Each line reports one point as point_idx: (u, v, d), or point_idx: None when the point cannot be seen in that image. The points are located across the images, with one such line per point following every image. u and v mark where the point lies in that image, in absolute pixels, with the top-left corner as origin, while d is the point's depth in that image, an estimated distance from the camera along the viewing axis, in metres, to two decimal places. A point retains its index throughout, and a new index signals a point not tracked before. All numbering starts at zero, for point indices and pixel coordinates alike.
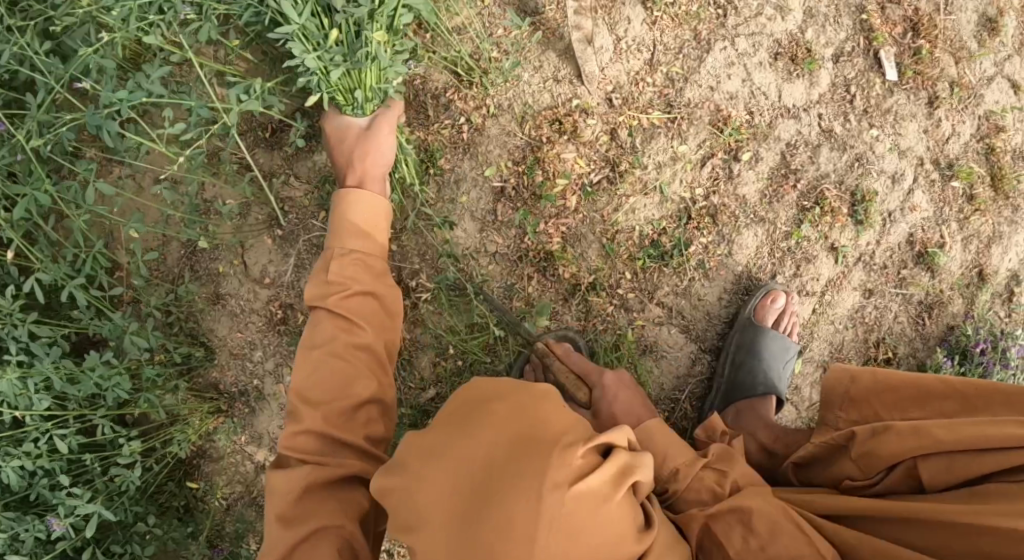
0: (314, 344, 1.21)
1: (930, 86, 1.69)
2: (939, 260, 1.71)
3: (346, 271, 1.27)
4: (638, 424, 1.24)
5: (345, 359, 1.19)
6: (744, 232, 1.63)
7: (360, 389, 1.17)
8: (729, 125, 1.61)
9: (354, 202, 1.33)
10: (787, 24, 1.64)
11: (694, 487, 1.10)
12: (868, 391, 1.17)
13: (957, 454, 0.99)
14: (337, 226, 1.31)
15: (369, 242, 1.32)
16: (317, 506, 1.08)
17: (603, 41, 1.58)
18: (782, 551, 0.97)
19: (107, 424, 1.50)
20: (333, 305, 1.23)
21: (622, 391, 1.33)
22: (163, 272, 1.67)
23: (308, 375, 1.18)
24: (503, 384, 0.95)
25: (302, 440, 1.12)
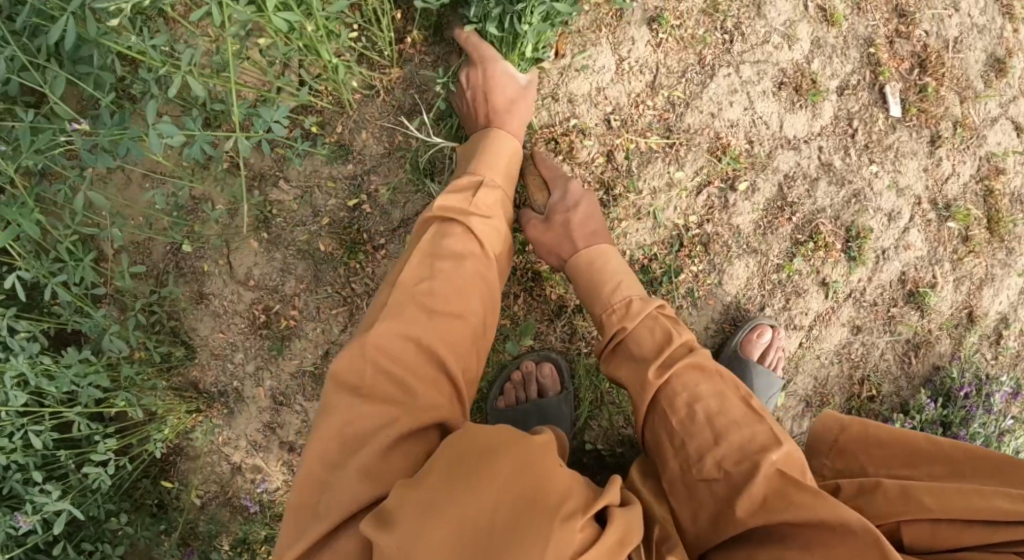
0: (441, 252, 1.21)
1: (933, 124, 1.68)
2: (929, 300, 1.70)
3: (486, 202, 1.31)
4: (595, 249, 1.37)
5: (465, 280, 1.20)
6: (736, 262, 1.62)
7: (468, 315, 1.18)
8: (727, 153, 1.59)
9: (495, 147, 1.39)
10: (793, 53, 1.62)
11: (646, 329, 1.25)
12: (858, 443, 1.19)
13: (942, 522, 1.01)
14: (483, 159, 1.37)
15: (505, 184, 1.38)
16: (404, 447, 1.01)
17: (605, 61, 1.55)
18: (732, 437, 1.07)
19: (82, 422, 1.49)
20: (468, 223, 1.26)
21: (582, 202, 1.44)
22: (149, 267, 1.66)
23: (422, 279, 1.18)
24: (501, 434, 0.93)
25: (395, 348, 1.08)
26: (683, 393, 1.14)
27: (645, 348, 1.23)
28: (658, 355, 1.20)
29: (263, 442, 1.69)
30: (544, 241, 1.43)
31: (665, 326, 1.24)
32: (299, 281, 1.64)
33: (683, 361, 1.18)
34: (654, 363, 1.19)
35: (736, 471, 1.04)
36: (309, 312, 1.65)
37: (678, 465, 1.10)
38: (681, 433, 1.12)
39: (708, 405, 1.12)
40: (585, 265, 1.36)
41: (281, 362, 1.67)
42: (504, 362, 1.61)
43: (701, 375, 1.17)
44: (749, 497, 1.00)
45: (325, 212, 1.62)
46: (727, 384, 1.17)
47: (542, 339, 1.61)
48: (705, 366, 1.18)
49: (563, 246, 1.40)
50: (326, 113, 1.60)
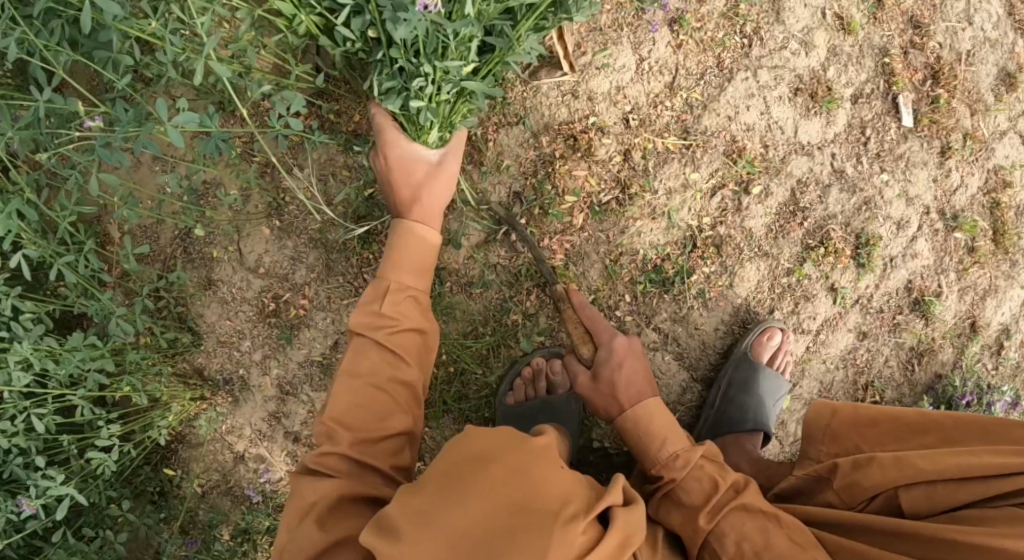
0: (362, 370, 1.20)
1: (944, 136, 1.70)
2: (934, 309, 1.72)
3: (397, 308, 1.27)
4: (638, 406, 1.29)
5: (382, 398, 1.19)
6: (748, 265, 1.62)
7: (389, 428, 1.18)
8: (743, 157, 1.60)
9: (403, 239, 1.32)
10: (809, 60, 1.63)
11: (693, 476, 1.20)
12: (852, 425, 1.24)
13: (938, 483, 1.08)
14: (392, 261, 1.30)
15: (421, 282, 1.32)
16: (343, 517, 1.06)
17: (625, 60, 1.55)
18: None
19: (86, 407, 1.47)
20: (381, 337, 1.23)
21: (627, 359, 1.36)
22: (157, 250, 1.65)
23: (347, 398, 1.18)
24: (502, 437, 0.96)
25: (331, 462, 1.12)
26: (733, 537, 1.11)
27: (694, 497, 1.17)
28: (705, 504, 1.15)
29: (267, 432, 1.68)
30: (591, 399, 1.37)
31: (713, 474, 1.19)
32: (310, 270, 1.63)
33: (730, 504, 1.14)
34: (703, 509, 1.14)
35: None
36: (319, 301, 1.64)
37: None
38: None
39: (755, 543, 1.09)
40: (631, 424, 1.29)
41: (289, 351, 1.65)
42: (514, 357, 1.61)
43: (748, 515, 1.13)
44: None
45: (339, 201, 1.61)
46: (766, 518, 1.12)
47: (553, 336, 1.61)
48: (749, 506, 1.14)
49: (611, 405, 1.33)
50: (342, 101, 1.59)
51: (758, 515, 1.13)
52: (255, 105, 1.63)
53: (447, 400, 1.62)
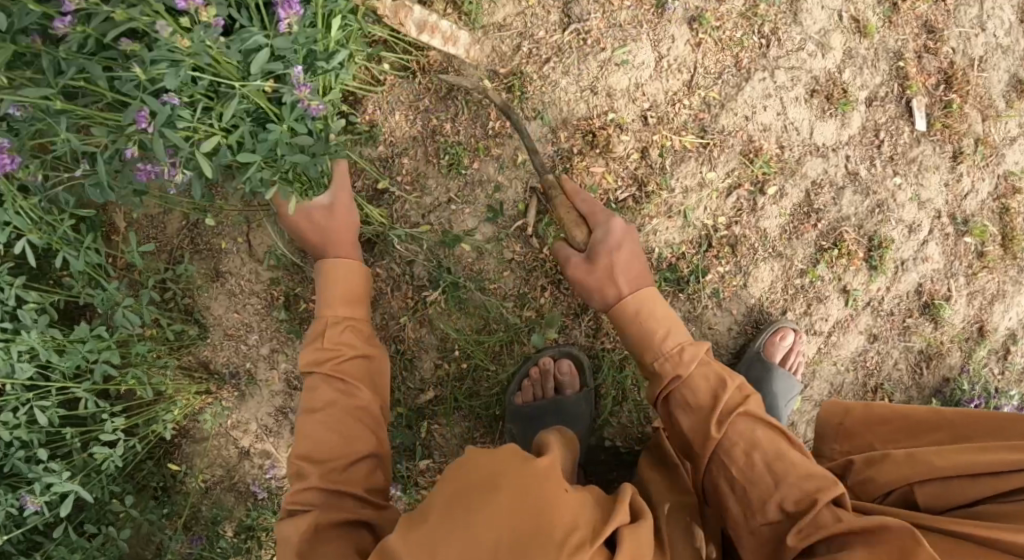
0: (314, 405, 1.25)
1: (956, 140, 1.71)
2: (944, 313, 1.72)
3: (337, 339, 1.32)
4: (638, 293, 1.28)
5: (345, 424, 1.22)
6: (762, 265, 1.62)
7: (359, 450, 1.20)
8: (760, 157, 1.60)
9: (332, 274, 1.38)
10: (826, 62, 1.64)
11: (697, 375, 1.22)
12: (867, 425, 1.27)
13: (953, 480, 1.08)
14: (324, 298, 1.36)
15: (356, 309, 1.38)
16: (329, 546, 1.06)
17: (644, 57, 1.55)
18: (792, 477, 1.08)
19: (91, 399, 1.44)
20: (327, 370, 1.28)
21: (626, 244, 1.32)
22: (164, 240, 1.63)
23: (305, 437, 1.21)
24: (505, 458, 0.91)
25: (307, 497, 1.14)
26: (742, 444, 1.13)
27: (698, 396, 1.20)
28: (714, 405, 1.18)
29: (274, 428, 1.68)
30: (583, 283, 1.32)
31: (719, 373, 1.22)
32: None
33: (739, 408, 1.17)
34: (713, 414, 1.17)
35: (799, 509, 1.05)
36: None
37: (739, 509, 1.11)
38: (740, 478, 1.12)
39: (767, 452, 1.11)
40: (634, 308, 1.27)
41: (298, 345, 1.64)
42: (528, 354, 1.59)
43: (755, 420, 1.16)
44: (806, 528, 1.03)
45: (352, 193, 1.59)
46: (773, 429, 1.16)
47: (567, 334, 1.60)
48: (757, 415, 1.17)
49: (608, 290, 1.30)
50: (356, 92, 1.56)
51: (765, 425, 1.16)
52: None
53: (458, 396, 1.60)
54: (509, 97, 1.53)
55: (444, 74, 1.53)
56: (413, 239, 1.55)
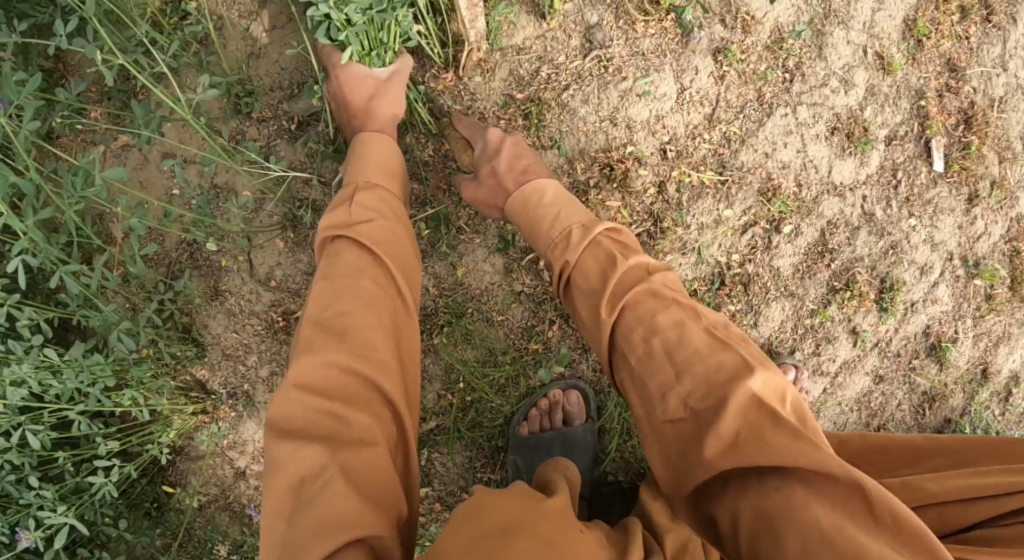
0: (336, 275, 1.13)
1: (972, 182, 1.67)
2: (949, 355, 1.70)
3: (368, 204, 1.23)
4: (524, 188, 1.31)
5: (363, 302, 1.10)
6: (773, 304, 1.60)
7: (380, 330, 1.09)
8: (778, 195, 1.57)
9: (369, 148, 1.31)
10: (848, 99, 1.60)
11: (591, 253, 1.19)
12: (862, 454, 1.22)
13: (950, 505, 1.02)
14: (357, 164, 1.28)
15: (390, 183, 1.29)
16: (335, 499, 0.92)
17: (667, 88, 1.50)
18: (694, 368, 0.99)
19: (85, 423, 1.44)
20: (355, 234, 1.17)
21: (506, 147, 1.37)
22: (160, 253, 1.61)
23: (328, 306, 1.09)
24: (516, 504, 0.91)
25: (323, 382, 1.02)
26: (640, 329, 1.06)
27: (592, 279, 1.16)
28: (606, 287, 1.13)
29: None
30: (480, 201, 1.38)
31: (610, 254, 1.17)
32: None
33: (636, 288, 1.10)
34: (606, 297, 1.12)
35: (704, 407, 0.96)
36: None
37: (646, 407, 1.03)
38: (641, 368, 1.04)
39: (670, 338, 1.03)
40: (521, 204, 1.30)
41: None
42: (533, 387, 1.56)
43: (656, 302, 1.08)
44: (722, 435, 0.92)
45: None
46: (682, 308, 1.07)
47: (573, 367, 1.57)
48: (659, 293, 1.10)
49: (499, 198, 1.35)
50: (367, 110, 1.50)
51: (671, 304, 1.08)
52: (274, 107, 1.55)
53: (461, 427, 1.57)
54: (526, 125, 1.48)
55: (459, 98, 1.48)
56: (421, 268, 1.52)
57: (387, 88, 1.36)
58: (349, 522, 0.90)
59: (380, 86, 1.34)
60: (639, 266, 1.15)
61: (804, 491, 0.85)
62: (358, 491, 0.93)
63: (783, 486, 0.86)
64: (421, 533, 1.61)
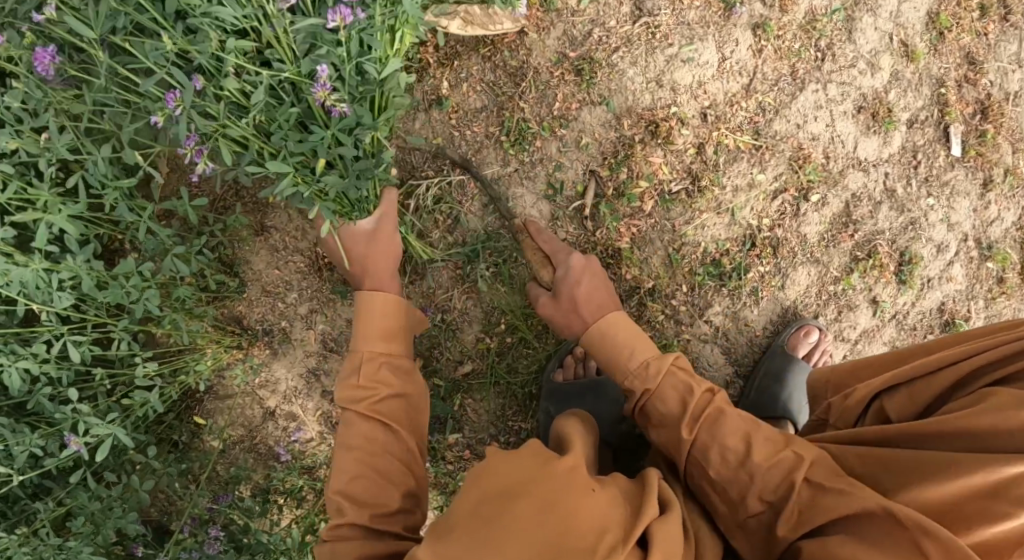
0: (352, 444, 1.23)
1: (987, 169, 1.77)
2: (963, 332, 1.77)
3: (375, 375, 1.30)
4: (592, 327, 1.27)
5: (376, 464, 1.20)
6: (799, 269, 1.67)
7: (392, 486, 1.20)
8: (808, 164, 1.66)
9: (368, 310, 1.35)
10: (874, 81, 1.70)
11: (663, 385, 1.20)
12: None
13: (915, 382, 1.10)
14: (360, 331, 1.34)
15: (394, 345, 1.35)
16: None
17: (709, 57, 1.60)
18: (763, 468, 1.06)
19: (125, 340, 1.48)
20: (364, 407, 1.26)
21: (586, 277, 1.33)
22: (208, 189, 1.67)
23: (346, 475, 1.19)
24: (526, 464, 0.92)
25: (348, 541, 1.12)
26: (712, 448, 1.11)
27: (671, 406, 1.18)
28: (683, 414, 1.16)
29: (300, 390, 1.75)
30: (553, 319, 1.35)
31: (687, 378, 1.20)
32: None
33: (711, 410, 1.15)
34: (682, 422, 1.15)
35: (779, 498, 1.04)
36: None
37: (726, 507, 1.08)
38: (715, 476, 1.10)
39: (738, 449, 1.09)
40: (598, 336, 1.27)
41: (338, 307, 1.71)
42: (569, 334, 1.63)
43: (722, 418, 1.14)
44: (790, 514, 1.01)
45: None
46: (750, 422, 1.13)
47: None
48: (730, 409, 1.15)
49: (572, 321, 1.32)
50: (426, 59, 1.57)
51: (740, 419, 1.13)
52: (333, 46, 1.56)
53: (496, 372, 1.63)
54: (578, 82, 1.56)
55: (515, 52, 1.56)
56: (469, 212, 1.58)
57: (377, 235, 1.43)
58: None
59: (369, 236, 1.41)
60: (708, 392, 1.19)
61: (855, 542, 0.93)
62: None
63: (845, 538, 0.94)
64: (448, 477, 1.66)
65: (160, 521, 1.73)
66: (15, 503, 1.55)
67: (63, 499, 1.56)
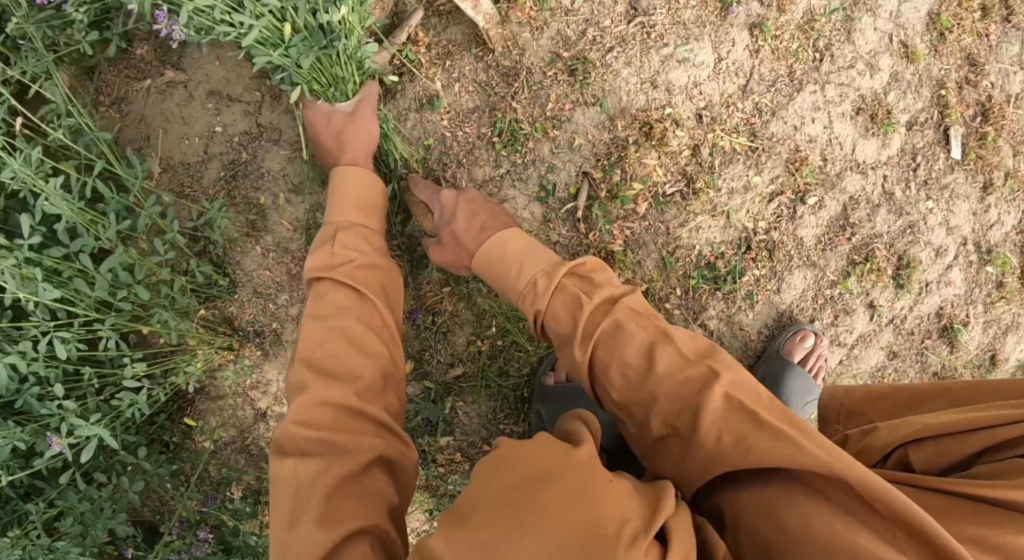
0: (324, 312, 1.18)
1: (987, 172, 1.74)
2: (961, 338, 1.75)
3: (350, 244, 1.26)
4: (485, 245, 1.30)
5: (351, 336, 1.15)
6: (795, 272, 1.65)
7: (369, 358, 1.14)
8: (805, 167, 1.63)
9: (341, 184, 1.32)
10: (873, 82, 1.68)
11: (558, 300, 1.17)
12: (863, 402, 1.29)
13: (947, 439, 1.06)
14: (335, 202, 1.31)
15: (370, 219, 1.32)
16: (344, 506, 0.95)
17: (705, 57, 1.57)
18: (668, 388, 1.01)
19: (114, 339, 1.46)
20: (338, 276, 1.22)
21: (461, 206, 1.40)
22: (198, 189, 1.65)
23: (318, 344, 1.14)
24: (541, 451, 0.85)
25: (317, 415, 1.05)
26: (613, 366, 1.07)
27: (562, 322, 1.15)
28: (577, 331, 1.12)
29: None
30: (444, 261, 1.39)
31: (580, 294, 1.15)
32: None
33: (603, 324, 1.10)
34: (576, 340, 1.11)
35: (684, 420, 0.99)
36: None
37: (637, 427, 1.05)
38: (622, 397, 1.06)
39: (641, 367, 1.04)
40: (485, 259, 1.29)
41: None
42: None
43: (623, 334, 1.08)
44: (706, 445, 0.95)
45: None
46: (652, 334, 1.08)
47: None
48: (624, 323, 1.09)
49: (462, 255, 1.36)
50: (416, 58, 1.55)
51: (640, 331, 1.08)
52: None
53: (487, 375, 1.62)
54: (570, 82, 1.54)
55: (508, 52, 1.53)
56: None
57: (352, 121, 1.40)
58: (351, 515, 0.95)
59: (346, 117, 1.39)
60: (604, 302, 1.14)
61: (796, 492, 0.89)
62: (355, 499, 0.97)
63: (786, 487, 0.90)
64: (439, 481, 1.65)
65: (150, 523, 1.72)
66: (5, 504, 1.54)
67: (53, 500, 1.54)
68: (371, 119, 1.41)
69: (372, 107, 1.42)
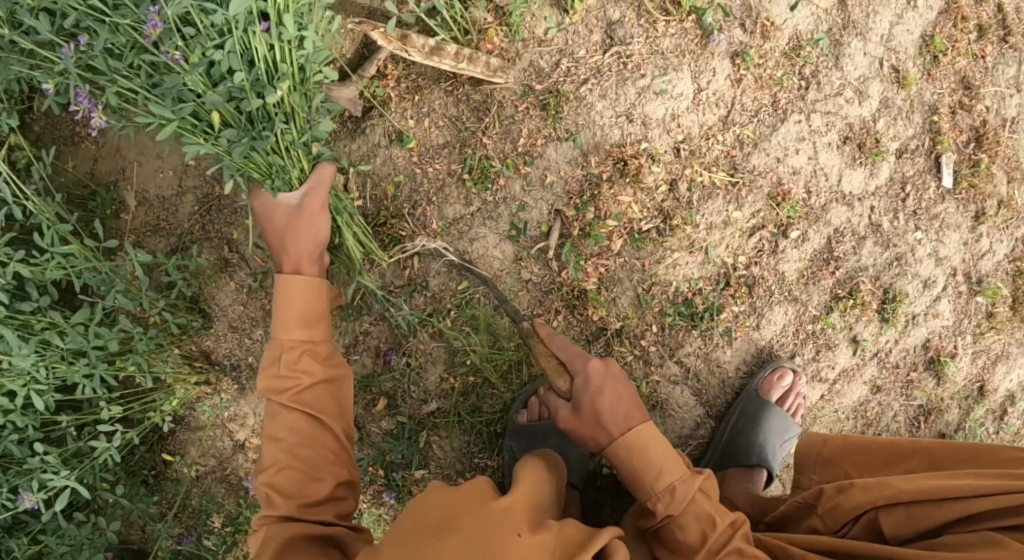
0: (278, 430, 1.15)
1: (980, 201, 1.66)
2: (947, 370, 1.69)
3: (295, 365, 1.19)
4: (623, 439, 1.16)
5: (310, 434, 1.15)
6: (776, 308, 1.61)
7: (325, 460, 1.14)
8: (787, 201, 1.58)
9: (288, 296, 1.22)
10: (862, 110, 1.60)
11: (690, 511, 1.12)
12: (841, 453, 1.26)
13: (917, 506, 1.04)
14: (278, 318, 1.22)
15: (316, 333, 1.23)
16: None
17: (683, 88, 1.52)
18: None
19: (89, 386, 1.46)
20: (288, 399, 1.17)
21: (607, 387, 1.19)
22: (172, 223, 1.63)
23: (280, 444, 1.14)
24: (464, 499, 0.92)
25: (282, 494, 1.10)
26: None
27: (689, 537, 1.11)
28: (703, 547, 1.10)
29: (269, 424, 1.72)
30: (575, 434, 1.22)
31: (711, 513, 1.12)
32: None
33: (730, 546, 1.09)
34: (699, 555, 1.09)
35: None
36: None
37: None
38: None
39: None
40: (622, 455, 1.16)
41: None
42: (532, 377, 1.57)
43: (743, 557, 1.09)
44: None
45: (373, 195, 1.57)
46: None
47: None
48: (746, 548, 1.09)
49: (597, 435, 1.19)
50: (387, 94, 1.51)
51: (760, 558, 1.09)
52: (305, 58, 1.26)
53: (461, 411, 1.60)
54: (543, 119, 1.50)
55: (479, 87, 1.50)
56: (432, 252, 1.53)
57: (300, 216, 1.28)
58: None
59: (291, 213, 1.27)
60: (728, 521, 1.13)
61: None
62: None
63: None
64: None
65: (135, 550, 1.74)
66: None
67: (38, 534, 1.54)
68: (319, 213, 1.29)
69: (324, 200, 1.30)
